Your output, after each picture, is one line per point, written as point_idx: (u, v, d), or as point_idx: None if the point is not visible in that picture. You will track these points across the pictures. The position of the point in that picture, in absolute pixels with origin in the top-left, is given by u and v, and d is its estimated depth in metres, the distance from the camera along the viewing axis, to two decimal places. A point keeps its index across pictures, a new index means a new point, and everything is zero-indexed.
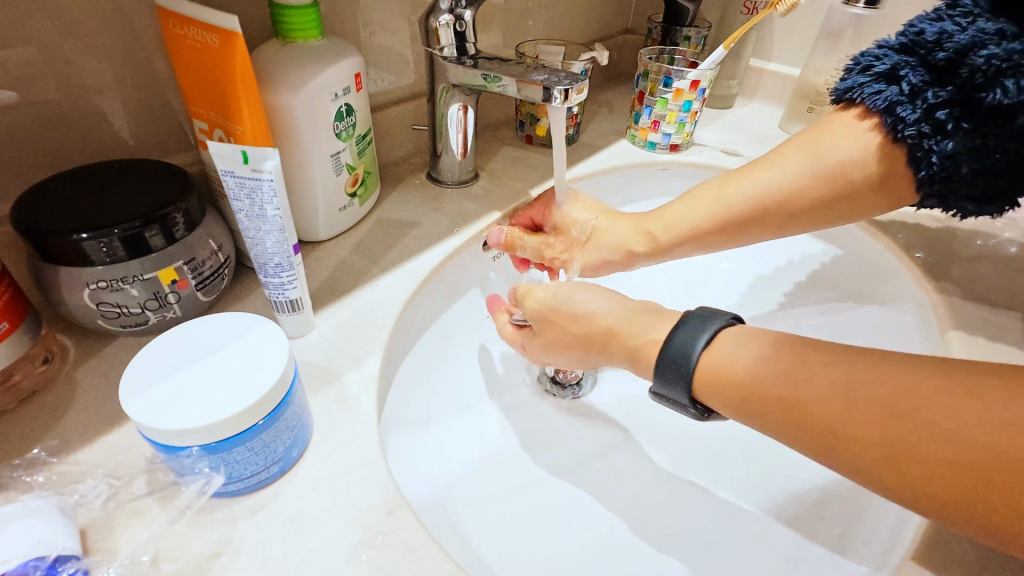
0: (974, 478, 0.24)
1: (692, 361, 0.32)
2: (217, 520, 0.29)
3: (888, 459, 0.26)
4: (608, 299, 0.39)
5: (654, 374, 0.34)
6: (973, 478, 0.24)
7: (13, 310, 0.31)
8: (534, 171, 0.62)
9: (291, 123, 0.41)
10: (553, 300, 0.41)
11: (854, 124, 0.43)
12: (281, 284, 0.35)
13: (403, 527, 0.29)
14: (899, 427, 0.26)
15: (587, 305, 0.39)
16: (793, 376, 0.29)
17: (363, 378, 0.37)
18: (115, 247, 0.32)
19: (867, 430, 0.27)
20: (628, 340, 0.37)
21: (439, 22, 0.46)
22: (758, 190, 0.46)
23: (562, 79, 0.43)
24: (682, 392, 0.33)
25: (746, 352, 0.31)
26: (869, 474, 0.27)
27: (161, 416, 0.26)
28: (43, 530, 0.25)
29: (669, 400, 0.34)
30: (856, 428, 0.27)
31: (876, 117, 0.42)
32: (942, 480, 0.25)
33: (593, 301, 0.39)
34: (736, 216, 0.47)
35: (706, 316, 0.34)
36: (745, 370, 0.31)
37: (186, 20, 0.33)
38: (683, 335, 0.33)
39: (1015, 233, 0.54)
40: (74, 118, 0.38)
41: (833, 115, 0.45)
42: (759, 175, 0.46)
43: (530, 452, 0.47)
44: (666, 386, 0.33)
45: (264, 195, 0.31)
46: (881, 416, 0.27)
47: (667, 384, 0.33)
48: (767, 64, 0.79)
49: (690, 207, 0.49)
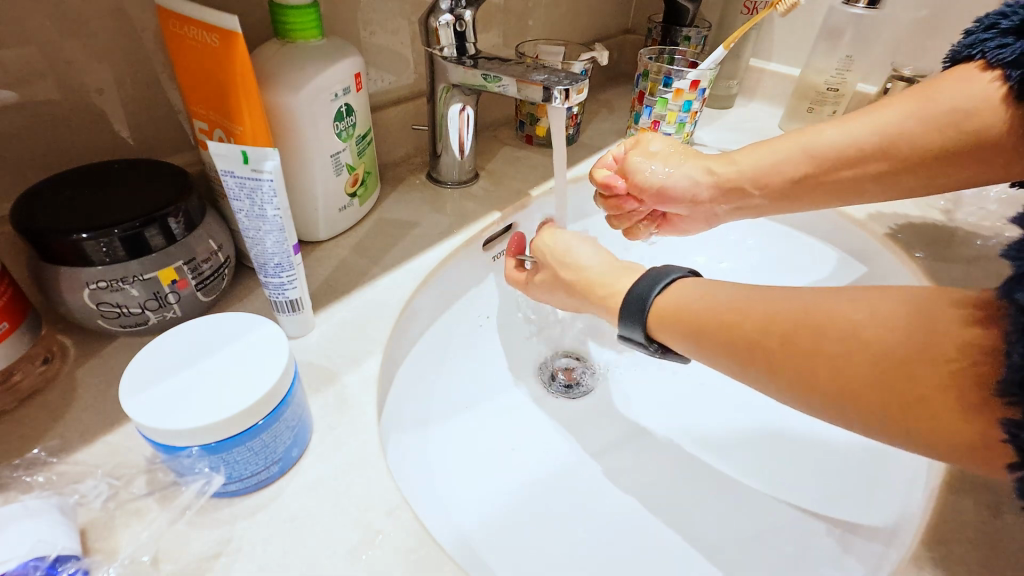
0: (891, 377, 0.25)
1: (649, 300, 0.35)
2: (217, 520, 0.29)
3: (811, 365, 0.28)
4: (598, 255, 0.43)
5: (618, 315, 0.37)
6: (890, 377, 0.25)
7: (13, 310, 0.31)
8: (534, 171, 0.62)
9: (290, 123, 0.41)
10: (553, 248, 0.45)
11: (974, 76, 0.40)
12: (281, 284, 0.35)
13: (403, 528, 0.29)
14: (900, 379, 0.25)
15: (579, 256, 0.43)
16: (789, 326, 0.29)
17: (363, 378, 0.37)
18: (115, 247, 0.32)
19: (794, 341, 0.28)
20: (601, 290, 0.40)
21: (438, 22, 0.46)
22: (826, 146, 0.45)
23: (562, 79, 0.43)
24: (639, 331, 0.36)
25: (696, 290, 0.34)
26: (794, 381, 0.28)
27: (161, 416, 0.26)
28: (43, 530, 0.25)
29: (630, 339, 0.37)
30: (785, 339, 0.29)
31: (999, 73, 0.39)
32: (861, 378, 0.26)
33: (585, 253, 0.43)
34: (821, 166, 0.46)
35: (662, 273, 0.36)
36: (694, 303, 0.33)
37: (186, 20, 0.33)
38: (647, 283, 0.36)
39: (1015, 233, 0.54)
40: (74, 118, 0.38)
41: (950, 73, 0.42)
42: (827, 132, 0.46)
43: (530, 451, 0.47)
44: (628, 328, 0.36)
45: (264, 195, 0.31)
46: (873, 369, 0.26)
47: (628, 322, 0.36)
48: (767, 64, 0.79)
49: (751, 162, 0.48)
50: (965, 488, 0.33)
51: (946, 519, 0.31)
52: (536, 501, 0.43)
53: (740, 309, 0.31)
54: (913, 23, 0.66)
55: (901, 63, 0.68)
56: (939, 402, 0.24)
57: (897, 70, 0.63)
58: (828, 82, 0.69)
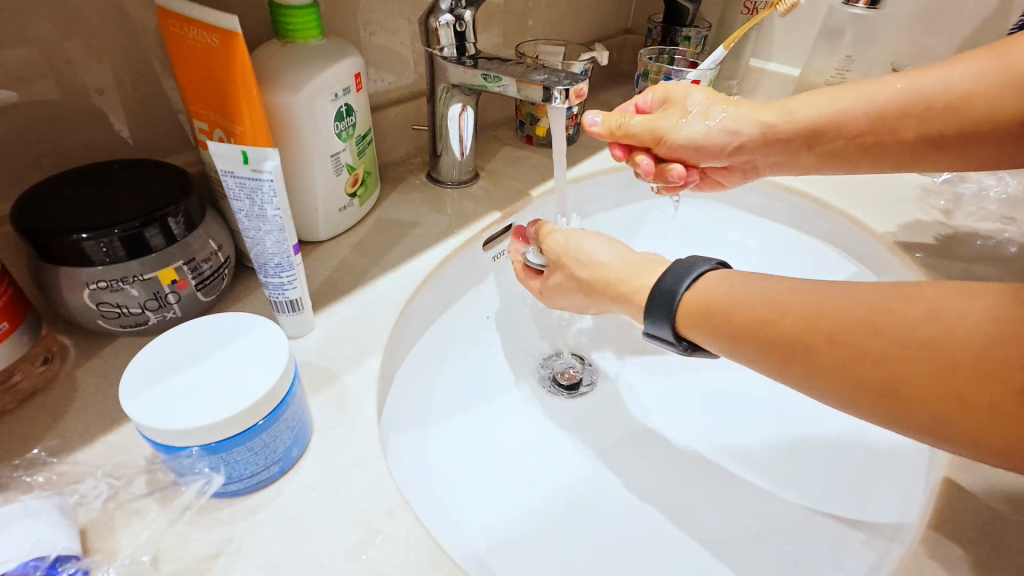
0: (928, 372, 0.25)
1: (678, 296, 0.34)
2: (217, 520, 0.29)
3: (849, 365, 0.27)
4: (612, 250, 0.42)
5: (643, 312, 0.36)
6: (927, 372, 0.25)
7: (13, 310, 0.31)
8: (534, 171, 0.62)
9: (291, 123, 0.41)
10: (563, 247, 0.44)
11: None
12: (281, 284, 0.35)
13: (403, 528, 0.29)
14: (927, 374, 0.25)
15: (591, 253, 0.42)
16: (825, 324, 0.28)
17: (363, 379, 0.37)
18: (115, 247, 0.32)
19: (826, 338, 0.28)
20: (618, 285, 0.39)
21: (438, 22, 0.46)
22: (882, 99, 0.43)
23: (562, 79, 0.43)
24: (667, 328, 0.35)
25: (720, 280, 0.33)
26: (830, 381, 0.28)
27: (162, 416, 0.26)
28: (43, 530, 0.25)
29: (658, 336, 0.36)
30: (817, 335, 0.28)
31: None
32: (898, 374, 0.26)
33: (597, 249, 0.42)
34: (878, 119, 0.44)
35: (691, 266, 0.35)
36: (717, 294, 0.33)
37: (186, 20, 0.33)
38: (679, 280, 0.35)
39: (1015, 233, 0.54)
40: (74, 119, 0.38)
41: None
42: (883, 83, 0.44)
43: (531, 451, 0.47)
44: (655, 324, 0.35)
45: (264, 195, 0.31)
46: (898, 355, 0.26)
47: (654, 319, 0.35)
48: (767, 64, 0.79)
49: (800, 110, 0.47)
50: (966, 488, 0.33)
51: (947, 519, 0.31)
52: (536, 501, 0.43)
53: (772, 298, 0.31)
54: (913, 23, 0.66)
55: (901, 62, 0.68)
56: (979, 402, 0.24)
57: None
58: (828, 82, 0.69)
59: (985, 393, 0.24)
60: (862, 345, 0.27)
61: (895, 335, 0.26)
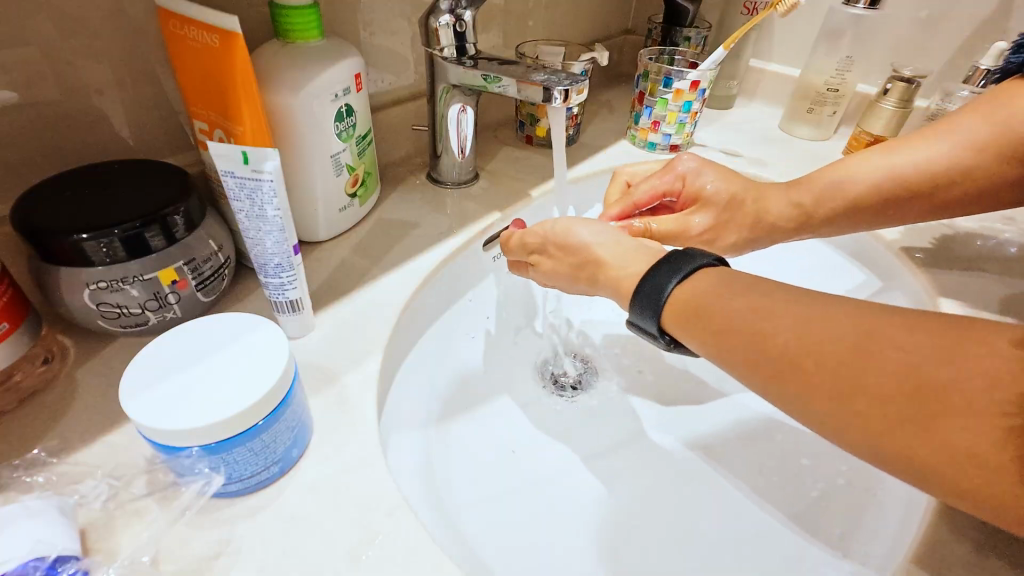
0: (746, 333, 0.29)
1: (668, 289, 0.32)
2: (217, 520, 0.29)
3: (736, 338, 0.29)
4: (600, 231, 0.40)
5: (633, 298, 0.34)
6: (749, 333, 0.29)
7: (13, 310, 0.31)
8: (534, 171, 0.62)
9: (289, 123, 0.41)
10: (548, 231, 0.42)
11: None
12: (281, 284, 0.35)
13: (403, 529, 0.29)
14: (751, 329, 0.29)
15: (580, 237, 0.40)
16: (756, 341, 0.29)
17: (364, 378, 0.37)
18: (115, 247, 0.32)
19: (733, 321, 0.30)
20: (743, 340, 0.29)
21: (438, 22, 0.46)
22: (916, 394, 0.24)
23: (563, 79, 0.43)
24: (652, 321, 0.33)
25: (699, 288, 0.32)
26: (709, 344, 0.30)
27: (163, 417, 0.26)
28: (43, 530, 0.25)
29: (641, 326, 0.35)
30: (730, 317, 0.30)
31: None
32: (743, 328, 0.29)
33: (757, 321, 0.29)
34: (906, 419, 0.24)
35: (680, 260, 0.33)
36: (701, 295, 0.31)
37: (186, 21, 0.33)
38: (656, 274, 0.33)
39: (1015, 232, 0.54)
40: (74, 118, 0.38)
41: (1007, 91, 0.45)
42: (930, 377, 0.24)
43: (530, 451, 0.46)
44: (641, 315, 0.34)
45: (264, 195, 0.31)
46: (747, 323, 0.29)
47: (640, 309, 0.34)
48: (767, 64, 0.79)
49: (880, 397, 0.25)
50: None
51: (948, 519, 0.31)
52: (538, 500, 0.42)
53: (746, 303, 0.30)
54: (913, 23, 0.67)
55: (900, 62, 0.69)
56: (738, 337, 0.29)
57: (897, 70, 0.63)
58: (828, 83, 0.69)
59: (761, 325, 0.29)
60: (745, 325, 0.29)
61: (759, 328, 0.29)
